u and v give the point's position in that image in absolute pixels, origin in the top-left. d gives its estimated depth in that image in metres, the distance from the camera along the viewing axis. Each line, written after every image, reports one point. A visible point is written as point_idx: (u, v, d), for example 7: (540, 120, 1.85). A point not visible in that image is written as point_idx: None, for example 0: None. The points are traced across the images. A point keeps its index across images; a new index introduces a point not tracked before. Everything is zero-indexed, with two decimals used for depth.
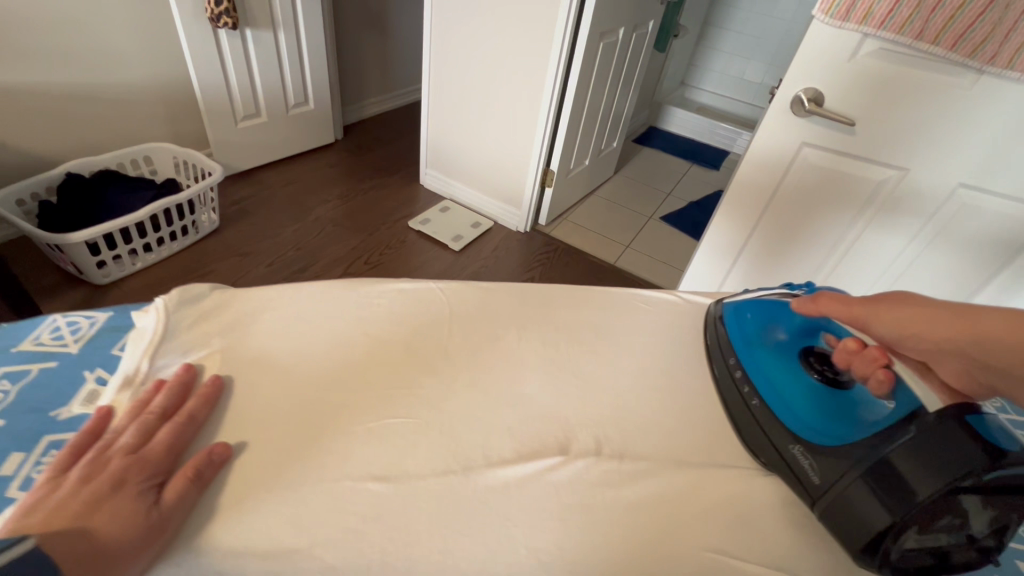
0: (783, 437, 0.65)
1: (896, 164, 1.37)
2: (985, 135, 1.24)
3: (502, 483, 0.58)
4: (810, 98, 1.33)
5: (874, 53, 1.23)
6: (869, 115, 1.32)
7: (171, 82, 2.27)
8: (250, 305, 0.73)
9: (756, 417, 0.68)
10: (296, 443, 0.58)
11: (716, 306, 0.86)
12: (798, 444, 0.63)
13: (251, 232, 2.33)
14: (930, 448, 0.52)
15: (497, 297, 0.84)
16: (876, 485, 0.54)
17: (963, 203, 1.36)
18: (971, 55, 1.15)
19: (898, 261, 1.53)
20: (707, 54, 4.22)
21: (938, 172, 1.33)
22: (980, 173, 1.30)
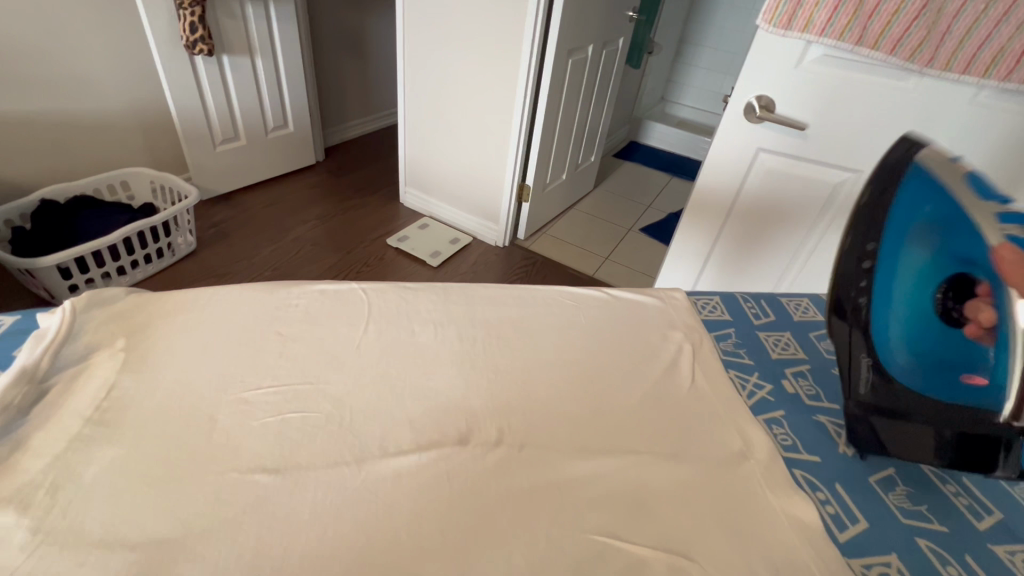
0: (864, 346, 0.69)
1: (850, 167, 1.39)
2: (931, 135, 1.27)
3: (394, 473, 0.58)
4: (762, 105, 1.36)
5: (818, 59, 1.27)
6: (820, 120, 1.34)
7: (148, 108, 2.30)
8: (166, 308, 0.74)
9: (855, 313, 0.71)
10: (187, 435, 0.58)
11: (912, 155, 0.68)
12: (870, 359, 0.69)
13: (226, 252, 2.34)
14: (973, 437, 0.63)
15: (425, 297, 0.85)
16: (907, 427, 0.66)
17: None
18: (910, 58, 1.18)
19: None
20: (685, 70, 4.32)
21: None
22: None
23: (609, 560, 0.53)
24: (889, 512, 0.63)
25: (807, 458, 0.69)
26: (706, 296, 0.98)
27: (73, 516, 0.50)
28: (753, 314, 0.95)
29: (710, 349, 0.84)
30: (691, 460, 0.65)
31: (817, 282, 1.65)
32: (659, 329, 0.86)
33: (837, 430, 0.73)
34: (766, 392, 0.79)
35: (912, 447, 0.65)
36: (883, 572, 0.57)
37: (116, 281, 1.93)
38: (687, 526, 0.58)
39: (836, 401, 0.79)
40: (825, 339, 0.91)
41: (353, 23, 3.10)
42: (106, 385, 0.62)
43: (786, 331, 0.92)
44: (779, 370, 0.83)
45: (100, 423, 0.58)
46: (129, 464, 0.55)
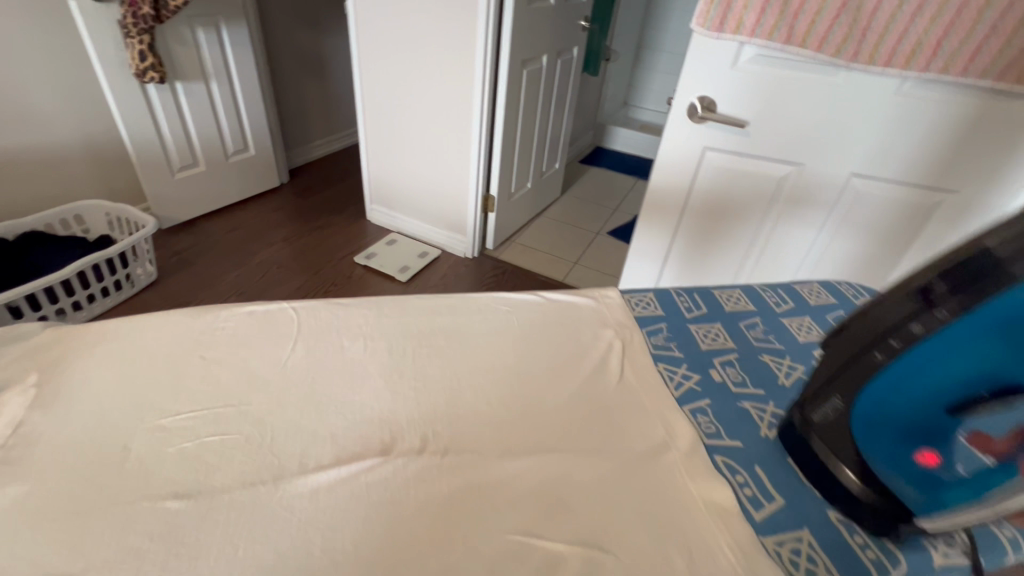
0: (850, 383, 0.62)
1: (792, 161, 1.44)
2: (864, 126, 1.33)
3: (312, 488, 0.58)
4: (702, 105, 1.41)
5: (752, 59, 1.33)
6: (758, 117, 1.39)
7: (100, 139, 2.26)
8: (85, 339, 0.73)
9: (869, 348, 0.61)
10: (96, 466, 0.58)
11: None
12: (843, 399, 0.63)
13: (187, 280, 2.30)
14: (881, 509, 0.59)
15: (358, 312, 0.85)
16: (826, 467, 0.64)
17: (856, 191, 1.44)
18: (836, 54, 1.23)
19: (812, 251, 1.60)
20: (645, 75, 4.41)
21: (830, 165, 1.42)
22: (864, 163, 1.39)
23: (525, 560, 0.54)
24: (805, 489, 0.65)
25: (729, 443, 0.71)
26: (641, 293, 1.00)
27: None
28: (686, 307, 0.97)
29: (640, 345, 0.86)
30: (613, 453, 0.66)
31: (772, 273, 1.69)
32: (591, 328, 0.88)
33: (759, 414, 0.76)
34: (694, 382, 0.81)
35: (816, 474, 0.65)
36: (795, 547, 0.59)
37: (71, 316, 1.87)
38: (604, 519, 0.59)
39: (762, 386, 0.81)
40: (754, 328, 0.94)
41: (310, 44, 3.10)
42: (15, 422, 0.61)
43: (717, 322, 0.94)
44: (707, 360, 0.85)
45: (4, 462, 0.57)
46: (35, 501, 0.54)
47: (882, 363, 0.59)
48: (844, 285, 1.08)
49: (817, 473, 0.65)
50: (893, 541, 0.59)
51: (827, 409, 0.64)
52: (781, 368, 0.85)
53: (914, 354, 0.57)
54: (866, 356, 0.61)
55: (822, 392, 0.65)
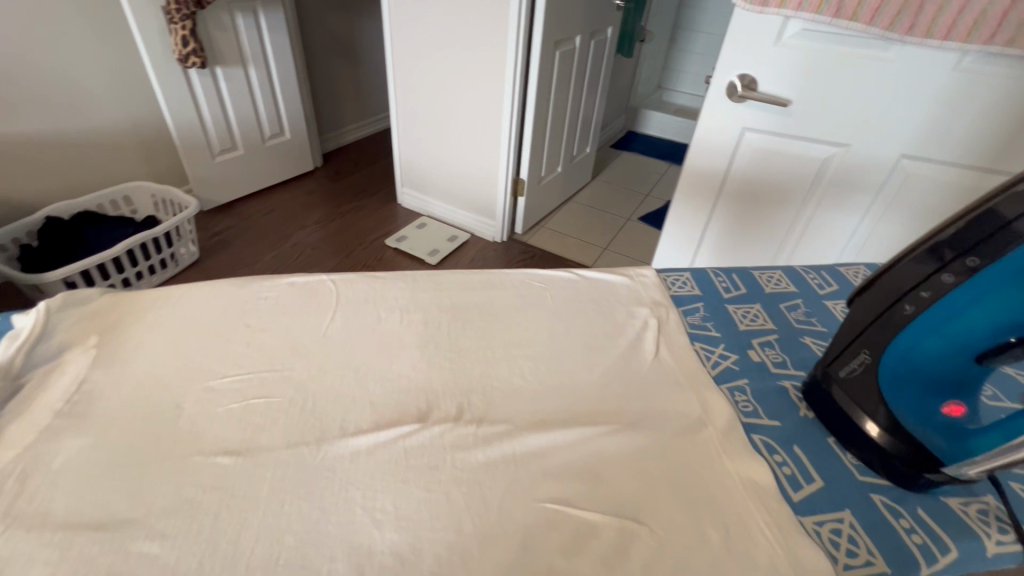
0: (876, 337, 0.63)
1: (838, 142, 1.38)
2: (920, 105, 1.26)
3: (352, 450, 0.60)
4: (743, 83, 1.36)
5: (798, 34, 1.27)
6: (803, 95, 1.33)
7: (146, 122, 2.34)
8: (139, 306, 0.76)
9: (895, 301, 0.61)
10: (153, 422, 0.61)
11: None
12: (870, 354, 0.63)
13: (227, 260, 2.38)
14: (905, 460, 0.60)
15: (393, 286, 0.86)
16: (853, 423, 0.65)
17: (907, 173, 1.37)
18: (890, 28, 1.16)
19: (856, 236, 1.53)
20: (680, 57, 4.28)
21: (880, 146, 1.35)
22: (916, 144, 1.32)
23: (559, 528, 0.55)
24: (845, 470, 0.63)
25: (767, 423, 0.69)
26: (677, 273, 0.98)
27: (42, 499, 0.53)
28: (724, 288, 0.95)
29: (676, 324, 0.84)
30: (649, 426, 0.66)
31: (812, 258, 1.63)
32: (626, 306, 0.87)
33: (799, 394, 0.74)
34: (732, 362, 0.79)
35: (844, 431, 0.66)
36: (836, 527, 0.57)
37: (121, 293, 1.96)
38: (638, 492, 0.59)
39: (801, 367, 0.79)
40: (796, 309, 0.91)
41: (344, 28, 3.13)
42: (78, 379, 0.65)
43: (756, 303, 0.92)
44: (746, 341, 0.83)
45: (69, 415, 0.61)
46: (101, 451, 0.57)
47: (911, 316, 0.59)
48: None
49: (857, 440, 0.64)
50: (918, 491, 0.61)
51: (854, 365, 0.65)
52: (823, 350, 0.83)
53: (942, 305, 0.57)
54: (895, 309, 0.61)
55: (849, 348, 0.66)
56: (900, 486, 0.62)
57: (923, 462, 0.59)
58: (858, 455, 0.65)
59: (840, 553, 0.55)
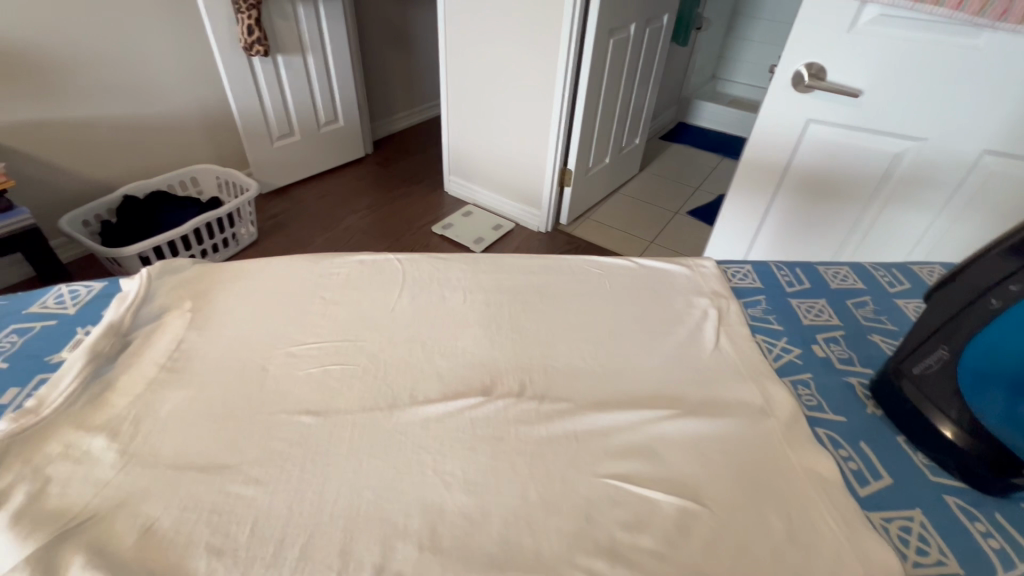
0: (955, 334, 0.60)
1: (912, 135, 1.31)
2: (1007, 96, 1.17)
3: (422, 417, 0.63)
4: (810, 72, 1.31)
5: (873, 20, 1.21)
6: (875, 85, 1.27)
7: (214, 107, 2.47)
8: (226, 276, 0.82)
9: (976, 295, 0.58)
10: (243, 380, 0.66)
11: None
12: (946, 349, 0.61)
13: (285, 241, 2.50)
14: (982, 460, 0.58)
15: (455, 266, 0.89)
16: (924, 420, 0.63)
17: (987, 171, 1.28)
18: (979, 13, 1.09)
19: (926, 236, 1.45)
20: (738, 46, 4.12)
21: (958, 140, 1.27)
22: (1002, 137, 1.23)
23: (620, 503, 0.56)
24: (916, 469, 0.62)
25: (832, 417, 0.68)
26: (738, 265, 0.97)
27: (152, 442, 0.59)
28: (787, 282, 0.93)
29: (737, 315, 0.84)
30: (710, 412, 0.67)
31: (878, 256, 1.55)
32: (685, 295, 0.87)
33: (867, 392, 0.72)
34: (795, 355, 0.78)
35: (913, 429, 0.64)
36: (905, 525, 0.56)
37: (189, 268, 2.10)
38: (698, 475, 0.59)
39: (869, 365, 0.77)
40: (864, 306, 0.89)
41: (399, 17, 3.19)
42: (176, 338, 0.71)
43: (822, 298, 0.90)
44: (810, 335, 0.82)
45: (171, 370, 0.67)
46: (201, 403, 0.63)
47: (997, 311, 0.56)
48: None
49: (929, 439, 0.62)
50: (994, 495, 0.59)
51: (930, 361, 0.62)
52: (892, 349, 0.80)
53: None
54: (980, 303, 0.57)
55: (924, 343, 0.63)
56: (973, 486, 0.60)
57: (1005, 465, 0.56)
58: (927, 452, 0.63)
59: (909, 551, 0.54)
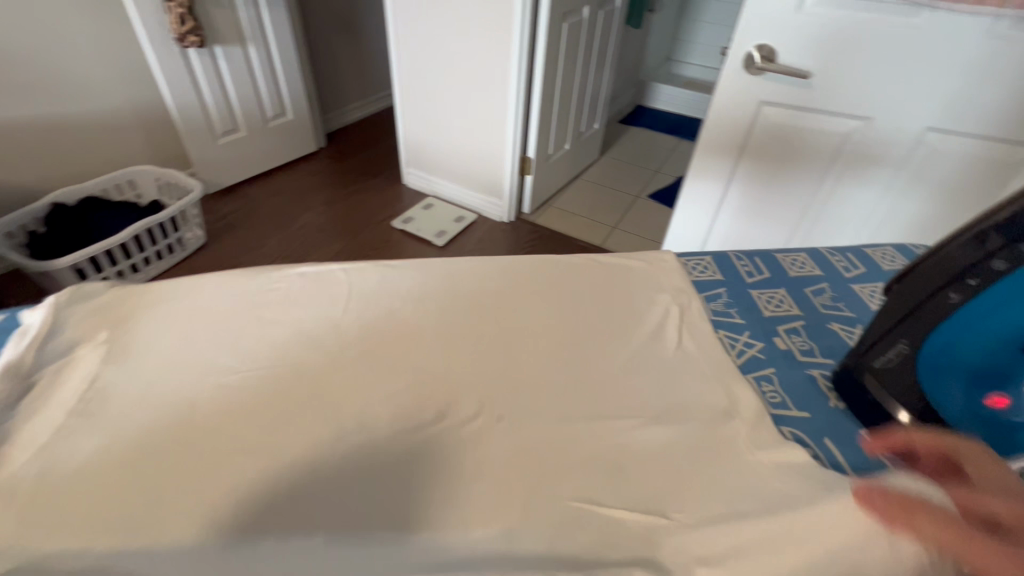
0: (913, 329, 0.59)
1: (860, 114, 1.32)
2: (951, 75, 1.19)
3: (373, 447, 0.58)
4: (761, 54, 1.29)
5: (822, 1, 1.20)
6: (826, 66, 1.27)
7: (147, 105, 2.29)
8: (150, 300, 0.74)
9: (935, 291, 0.57)
10: (176, 419, 0.60)
11: None
12: (906, 344, 0.60)
13: (234, 244, 2.36)
14: None
15: (407, 274, 0.84)
16: (886, 414, 0.62)
17: (930, 147, 1.31)
18: None
19: (876, 213, 1.48)
20: (691, 27, 4.13)
21: (905, 118, 1.29)
22: (944, 115, 1.25)
23: (587, 525, 0.53)
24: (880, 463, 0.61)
25: (797, 414, 0.67)
26: (697, 257, 0.95)
27: (62, 500, 0.52)
28: (746, 272, 0.92)
29: (698, 311, 0.82)
30: (678, 418, 0.65)
31: (833, 232, 1.57)
32: (646, 292, 0.84)
33: (829, 384, 0.71)
34: (757, 350, 0.77)
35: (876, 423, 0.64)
36: None
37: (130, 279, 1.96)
38: (665, 486, 0.57)
39: (829, 356, 0.76)
40: (822, 294, 0.88)
41: (344, 4, 3.04)
42: (90, 376, 0.63)
43: (781, 287, 0.89)
44: (771, 328, 0.81)
45: (83, 414, 0.59)
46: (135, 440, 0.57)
47: (956, 305, 0.55)
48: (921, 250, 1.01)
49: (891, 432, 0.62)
50: None
51: (891, 355, 0.62)
52: (851, 337, 0.80)
53: (991, 293, 0.53)
54: (939, 297, 0.57)
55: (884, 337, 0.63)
56: None
57: None
58: None
59: None
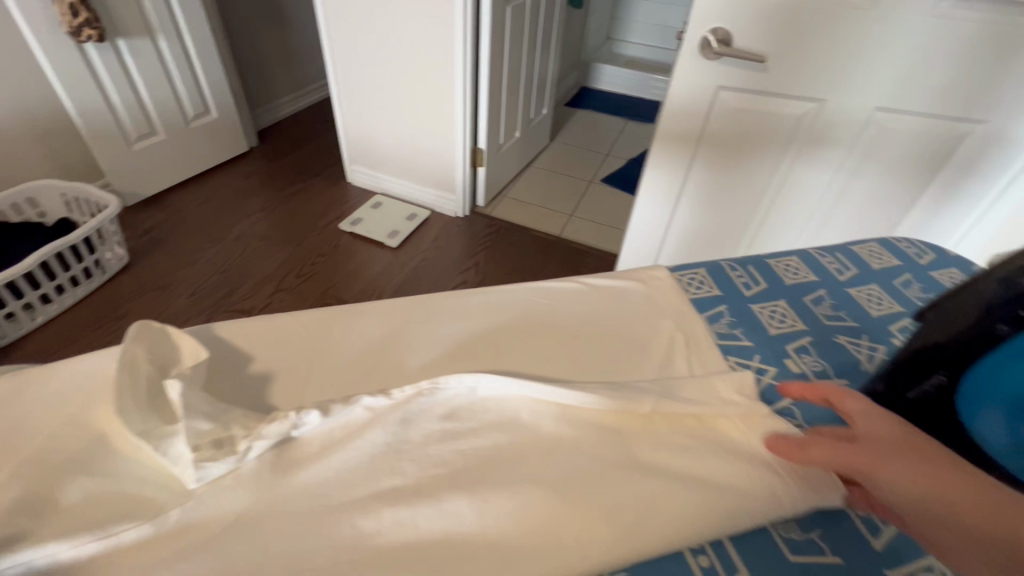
0: (951, 357, 0.56)
1: (813, 97, 1.28)
2: (908, 54, 1.16)
3: (374, 553, 0.48)
4: (718, 38, 1.21)
5: None
6: (780, 50, 1.21)
7: (42, 111, 1.98)
8: (57, 384, 0.59)
9: (981, 322, 0.54)
10: (112, 549, 0.47)
11: None
12: (943, 374, 0.57)
13: (163, 261, 2.09)
14: None
15: (373, 318, 0.74)
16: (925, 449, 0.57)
17: (879, 127, 1.30)
18: None
19: (829, 193, 1.46)
20: (629, 5, 4.08)
21: (856, 98, 1.26)
22: (894, 94, 1.23)
23: None
24: None
25: None
26: (690, 271, 0.89)
27: None
28: (743, 284, 0.87)
29: (704, 336, 0.76)
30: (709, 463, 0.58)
31: (793, 213, 1.54)
32: (646, 318, 0.78)
33: None
34: (771, 376, 0.71)
35: None
36: None
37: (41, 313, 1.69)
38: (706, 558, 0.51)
39: (845, 374, 0.72)
40: (822, 303, 0.84)
41: None
42: None
43: (781, 299, 0.84)
44: (780, 348, 0.75)
45: None
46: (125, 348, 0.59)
47: (1007, 337, 0.52)
48: (902, 244, 0.99)
49: None
50: None
51: (928, 385, 0.58)
52: (860, 350, 0.76)
53: None
54: (986, 325, 0.54)
55: (923, 365, 0.59)
56: None
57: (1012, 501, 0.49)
58: None
59: None
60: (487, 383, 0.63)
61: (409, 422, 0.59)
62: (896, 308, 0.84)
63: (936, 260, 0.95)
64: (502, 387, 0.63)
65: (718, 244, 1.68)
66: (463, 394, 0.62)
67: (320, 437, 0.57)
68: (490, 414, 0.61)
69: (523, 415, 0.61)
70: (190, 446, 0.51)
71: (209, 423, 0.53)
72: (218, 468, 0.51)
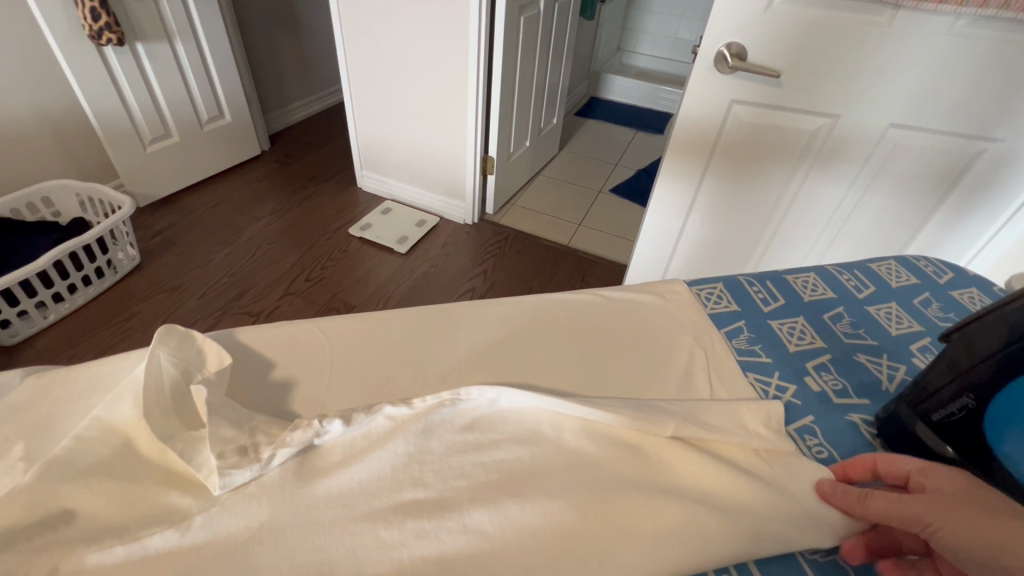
0: (977, 381, 0.55)
1: (827, 112, 1.28)
2: (924, 72, 1.16)
3: (395, 567, 0.48)
4: (733, 53, 1.21)
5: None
6: (795, 66, 1.21)
7: (61, 112, 2.01)
8: (81, 388, 0.60)
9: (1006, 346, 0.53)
10: (137, 556, 0.47)
11: None
12: (970, 397, 0.56)
13: (175, 263, 2.11)
14: None
15: (391, 326, 0.74)
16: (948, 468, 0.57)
17: (895, 143, 1.29)
18: None
19: (842, 209, 1.46)
20: (640, 17, 4.10)
21: (870, 114, 1.25)
22: (904, 111, 1.23)
23: None
24: None
25: None
26: (708, 286, 0.89)
27: None
28: (761, 300, 0.86)
29: (722, 353, 0.76)
30: (731, 482, 0.57)
31: (805, 229, 1.53)
32: (663, 331, 0.78)
33: (871, 430, 0.67)
34: (791, 395, 0.71)
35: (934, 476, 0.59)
36: None
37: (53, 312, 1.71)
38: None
39: (865, 395, 0.71)
40: (840, 320, 0.83)
41: None
42: None
43: (799, 316, 0.83)
44: (800, 366, 0.75)
45: None
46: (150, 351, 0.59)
47: None
48: (922, 261, 0.97)
49: None
50: None
51: (953, 409, 0.57)
52: (880, 369, 0.75)
53: None
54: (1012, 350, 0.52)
55: (947, 388, 0.58)
56: None
57: None
58: None
59: None
60: (509, 396, 0.63)
61: (430, 432, 0.59)
62: (916, 326, 0.83)
63: (957, 279, 0.93)
64: (520, 400, 0.63)
65: (728, 256, 1.67)
66: (482, 406, 0.62)
67: (343, 445, 0.57)
68: (511, 427, 0.61)
69: (545, 429, 0.61)
70: (215, 454, 0.51)
71: (233, 431, 0.53)
72: (242, 475, 0.52)
